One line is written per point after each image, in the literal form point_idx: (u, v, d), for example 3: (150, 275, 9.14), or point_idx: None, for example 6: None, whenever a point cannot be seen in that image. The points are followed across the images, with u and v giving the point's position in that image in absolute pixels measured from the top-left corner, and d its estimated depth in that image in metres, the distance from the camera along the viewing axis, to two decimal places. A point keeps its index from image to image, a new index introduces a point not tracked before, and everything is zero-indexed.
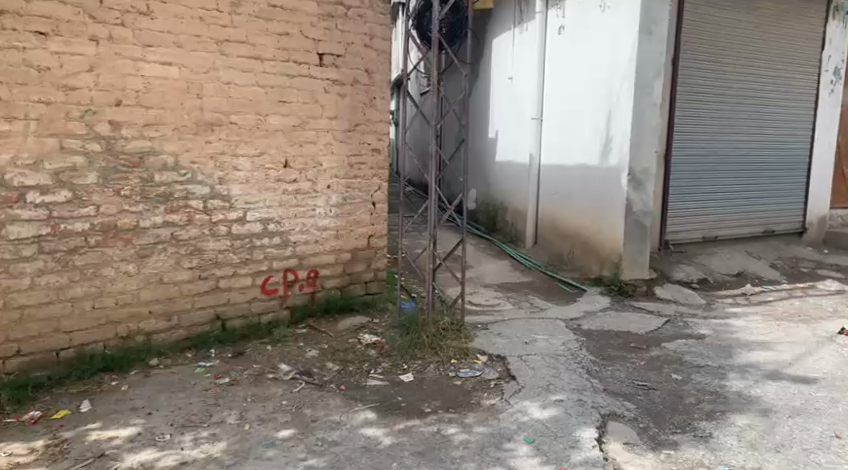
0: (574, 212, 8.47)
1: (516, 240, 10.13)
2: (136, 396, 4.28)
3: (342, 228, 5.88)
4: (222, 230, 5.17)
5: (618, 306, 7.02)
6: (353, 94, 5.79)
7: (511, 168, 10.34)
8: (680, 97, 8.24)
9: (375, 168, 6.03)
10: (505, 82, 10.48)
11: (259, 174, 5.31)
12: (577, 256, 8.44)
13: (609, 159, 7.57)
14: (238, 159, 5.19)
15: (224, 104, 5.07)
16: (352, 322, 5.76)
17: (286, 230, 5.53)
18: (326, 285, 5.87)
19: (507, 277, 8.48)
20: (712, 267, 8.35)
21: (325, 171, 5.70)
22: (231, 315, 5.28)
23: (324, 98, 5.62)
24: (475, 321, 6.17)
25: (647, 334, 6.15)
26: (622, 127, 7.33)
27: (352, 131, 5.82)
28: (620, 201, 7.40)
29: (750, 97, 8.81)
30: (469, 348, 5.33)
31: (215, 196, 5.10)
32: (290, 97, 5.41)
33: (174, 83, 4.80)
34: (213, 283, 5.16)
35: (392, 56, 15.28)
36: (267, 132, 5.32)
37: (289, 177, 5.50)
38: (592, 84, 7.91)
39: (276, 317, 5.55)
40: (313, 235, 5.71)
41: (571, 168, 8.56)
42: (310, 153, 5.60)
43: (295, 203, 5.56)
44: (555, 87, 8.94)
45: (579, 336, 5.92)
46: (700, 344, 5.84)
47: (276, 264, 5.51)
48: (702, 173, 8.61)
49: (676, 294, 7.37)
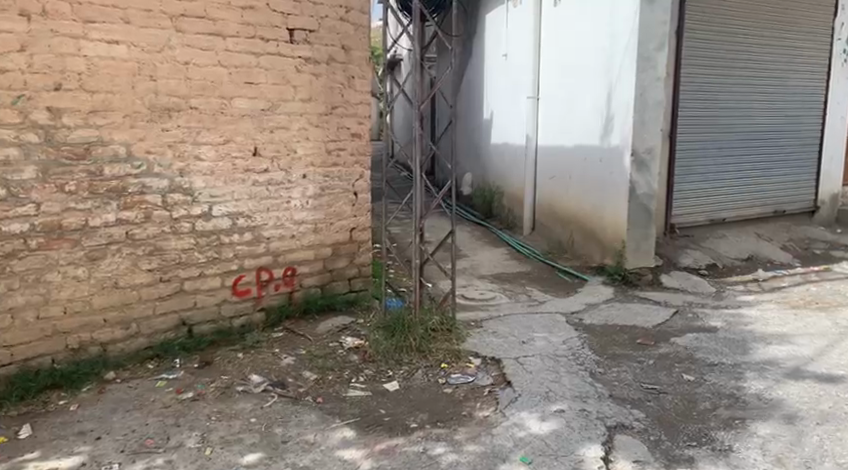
0: (575, 195, 7.97)
1: (513, 226, 9.63)
2: (84, 418, 3.81)
3: (320, 220, 5.42)
4: (185, 227, 4.69)
5: (622, 297, 6.55)
6: (328, 73, 5.31)
7: (508, 150, 9.82)
8: (685, 71, 7.70)
9: (356, 154, 5.57)
10: (499, 59, 9.96)
11: (226, 164, 4.84)
12: (578, 243, 7.95)
13: (611, 139, 7.06)
14: (201, 148, 4.71)
15: (182, 87, 4.57)
16: (334, 323, 5.30)
17: (259, 224, 5.06)
18: (305, 284, 5.41)
19: (503, 267, 8.01)
20: (720, 251, 7.87)
21: (300, 158, 5.24)
22: (198, 320, 4.81)
23: (295, 79, 5.13)
24: (468, 318, 5.70)
25: (655, 328, 5.68)
26: (625, 104, 6.79)
27: (328, 115, 5.36)
28: (623, 184, 6.89)
29: (759, 69, 8.29)
30: (460, 350, 4.87)
31: (175, 190, 4.62)
32: (257, 77, 4.93)
33: (123, 64, 4.30)
34: (176, 286, 4.68)
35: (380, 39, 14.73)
36: (233, 117, 4.84)
37: (260, 167, 5.02)
38: (592, 59, 7.37)
39: (249, 321, 5.07)
40: (289, 230, 5.24)
41: (570, 149, 8.05)
42: (282, 140, 5.12)
43: (267, 195, 5.09)
44: (552, 63, 8.40)
45: (581, 332, 5.45)
46: (712, 338, 5.38)
47: (248, 262, 5.04)
48: (709, 152, 8.10)
49: (684, 282, 6.89)
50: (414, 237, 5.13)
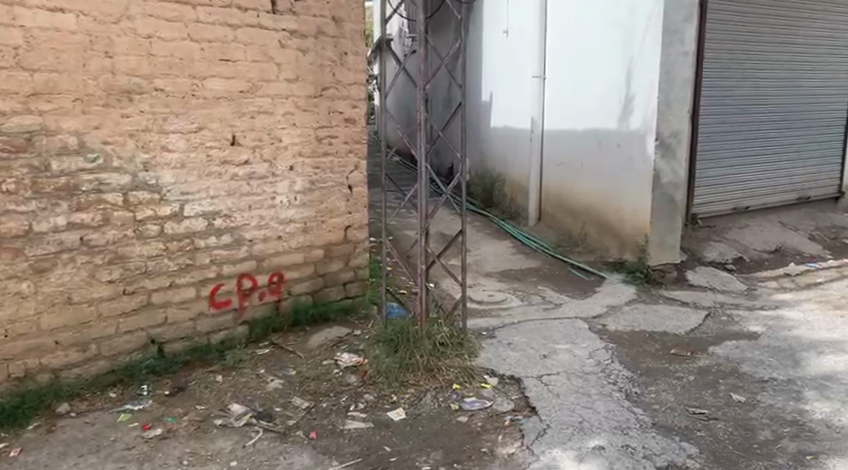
0: (587, 184, 7.32)
1: (517, 216, 8.97)
2: (27, 467, 3.15)
3: (310, 219, 4.76)
4: (152, 230, 4.01)
5: (646, 297, 5.92)
6: (317, 49, 4.65)
7: (510, 135, 9.15)
8: (708, 46, 7.01)
9: (350, 142, 4.91)
10: (500, 36, 9.24)
11: (199, 155, 4.16)
12: (592, 236, 7.32)
13: (632, 122, 6.39)
14: (169, 137, 4.02)
15: (145, 66, 3.87)
16: (328, 336, 4.64)
17: (239, 225, 4.40)
18: (294, 291, 4.75)
19: (510, 263, 7.37)
20: (746, 243, 7.26)
21: (285, 148, 4.57)
22: (170, 338, 4.14)
23: (278, 56, 4.46)
24: (478, 326, 5.07)
25: (688, 335, 5.07)
26: (648, 81, 6.12)
27: (317, 97, 4.69)
28: (646, 171, 6.22)
29: (786, 44, 7.63)
30: (473, 367, 4.24)
31: (140, 187, 3.94)
32: (234, 54, 4.25)
33: (70, 37, 3.59)
34: (144, 298, 4.01)
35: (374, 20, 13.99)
36: (207, 101, 4.16)
37: (239, 158, 4.35)
38: (609, 33, 6.69)
39: (229, 336, 4.40)
40: (274, 230, 4.58)
41: (581, 133, 7.37)
42: (265, 126, 4.45)
43: (249, 191, 4.42)
44: (561, 40, 7.71)
45: (607, 342, 4.84)
46: (755, 346, 4.76)
47: (228, 269, 4.37)
48: (732, 135, 7.43)
49: (712, 279, 6.27)
50: (419, 237, 4.46)
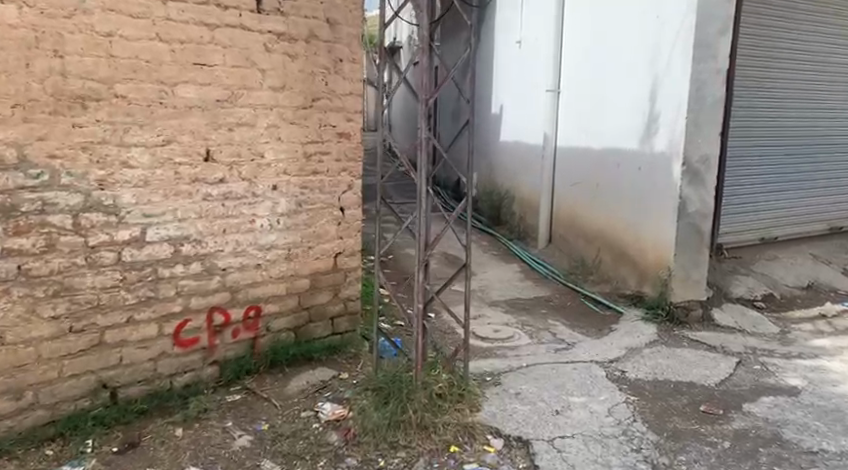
0: (604, 207, 6.74)
1: (526, 238, 8.40)
2: None
3: (295, 244, 4.21)
4: (107, 258, 3.46)
5: (668, 339, 5.34)
6: (308, 54, 4.13)
7: (520, 150, 8.58)
8: (742, 62, 6.40)
9: (343, 160, 4.37)
10: (512, 46, 8.70)
11: (166, 172, 3.62)
12: (607, 265, 6.72)
13: (657, 142, 5.81)
14: (130, 151, 3.48)
15: (103, 68, 3.35)
16: (309, 380, 4.08)
17: (211, 252, 3.85)
18: (273, 326, 4.19)
19: (518, 291, 6.80)
20: (775, 278, 6.68)
21: (268, 165, 4.04)
22: (124, 382, 3.59)
23: (263, 61, 3.93)
24: (482, 369, 4.49)
25: (719, 387, 4.48)
26: (676, 98, 5.55)
27: (307, 108, 4.16)
28: (671, 198, 5.65)
29: (825, 62, 7.02)
30: (474, 424, 3.67)
31: (93, 207, 3.40)
32: (211, 57, 3.72)
33: (12, 32, 3.09)
34: (95, 337, 3.46)
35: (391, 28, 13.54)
36: (178, 110, 3.63)
37: (213, 176, 3.81)
38: (634, 45, 6.13)
39: (195, 379, 3.85)
40: (253, 258, 4.03)
41: (599, 152, 6.80)
42: (245, 140, 3.92)
43: (224, 213, 3.87)
44: (579, 51, 7.16)
45: (628, 394, 4.26)
46: (797, 406, 4.17)
47: (196, 302, 3.82)
48: (763, 159, 6.80)
49: (740, 320, 5.69)
50: (416, 272, 3.86)
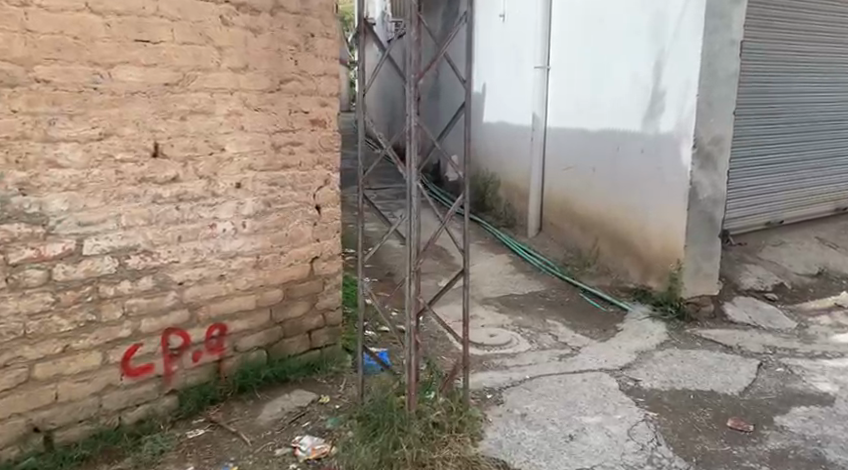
0: (602, 193, 6.25)
1: (514, 225, 7.89)
2: None
3: (264, 250, 3.67)
4: (34, 277, 2.87)
5: (680, 339, 4.87)
6: (274, 29, 3.56)
7: (506, 132, 8.04)
8: (755, 32, 5.84)
9: (318, 151, 3.85)
10: (496, 20, 8.11)
11: (104, 171, 3.03)
12: (606, 255, 6.24)
13: (664, 123, 5.31)
14: (58, 147, 2.88)
15: (20, 46, 2.74)
16: (284, 407, 3.55)
17: (164, 264, 3.28)
18: (242, 345, 3.64)
19: (510, 285, 6.32)
20: (784, 266, 6.25)
21: (230, 160, 3.47)
22: (62, 424, 3.02)
23: (220, 37, 3.36)
24: (480, 383, 3.99)
25: (745, 397, 4.02)
26: (686, 74, 5.04)
27: (274, 92, 3.60)
28: (680, 184, 5.16)
29: (836, 32, 6.51)
30: (478, 458, 3.15)
31: (13, 216, 2.80)
32: (157, 32, 3.13)
33: None
34: (22, 372, 2.88)
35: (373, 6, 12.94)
36: (117, 97, 3.03)
37: (164, 174, 3.24)
38: (637, 16, 5.61)
39: (149, 413, 3.28)
40: (215, 268, 3.48)
41: (595, 134, 6.29)
42: (202, 130, 3.35)
43: (179, 217, 3.31)
44: (571, 24, 6.61)
45: (646, 410, 3.79)
46: (836, 419, 3.72)
47: (147, 323, 3.25)
48: (772, 137, 6.27)
49: (754, 315, 5.24)
50: (406, 284, 3.32)
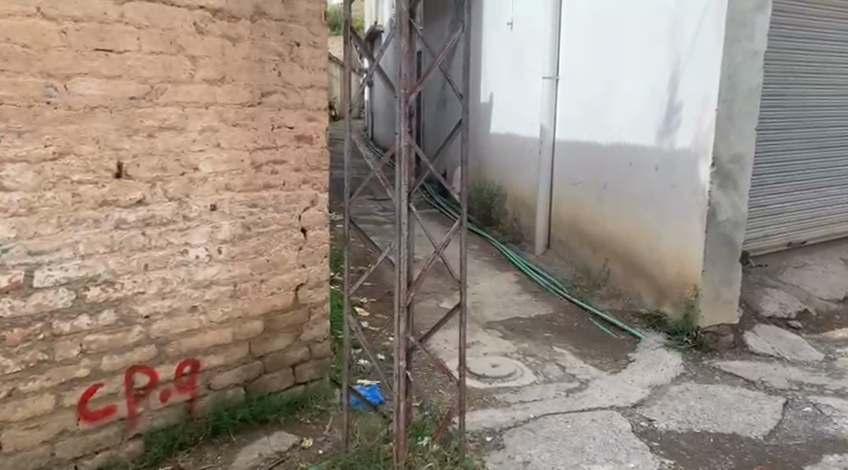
0: (613, 211, 5.91)
1: (521, 241, 7.56)
2: None
3: (243, 278, 3.36)
4: None
5: (697, 372, 4.51)
6: (255, 37, 3.26)
7: (513, 144, 7.71)
8: (779, 41, 5.49)
9: (304, 170, 3.54)
10: (504, 28, 7.79)
11: (59, 194, 2.73)
12: (617, 277, 5.89)
13: (681, 138, 4.97)
14: (5, 168, 2.58)
15: None
16: (261, 451, 3.23)
17: (128, 295, 2.97)
18: (217, 383, 3.33)
19: (515, 307, 5.97)
20: (808, 290, 5.87)
21: (205, 180, 3.17)
22: None
23: (193, 45, 3.06)
24: (479, 424, 3.65)
25: (771, 441, 3.65)
26: (704, 86, 4.70)
27: (254, 106, 3.29)
28: (696, 204, 4.81)
29: None
30: None
31: None
32: (120, 39, 2.83)
33: None
34: None
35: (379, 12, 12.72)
36: (74, 112, 2.73)
37: (129, 196, 2.93)
38: (652, 23, 5.29)
39: (109, 461, 2.98)
40: (186, 299, 3.17)
41: (606, 148, 5.96)
42: (172, 147, 3.05)
43: (145, 244, 3.00)
44: (581, 32, 6.29)
45: (662, 457, 3.43)
46: None
47: (109, 361, 2.94)
48: (794, 152, 5.89)
49: (777, 345, 4.87)
50: (396, 324, 2.99)
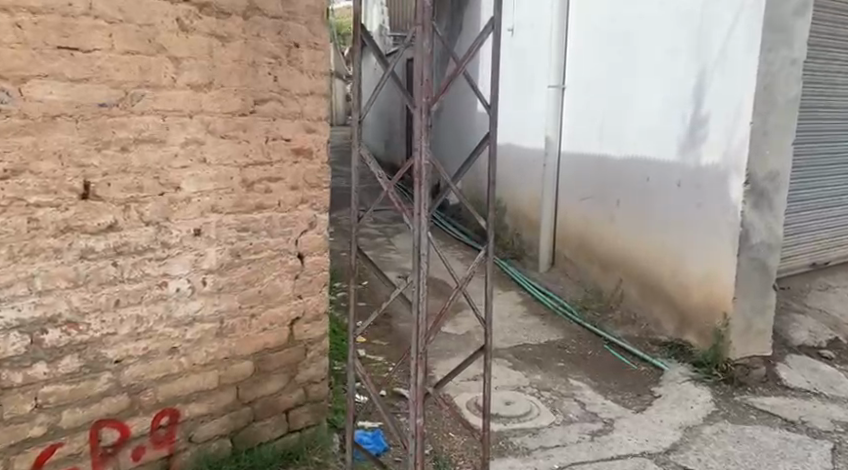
0: (628, 229, 5.52)
1: (523, 258, 7.12)
2: None
3: (230, 314, 2.91)
4: None
5: (730, 410, 4.11)
6: (248, 35, 2.82)
7: (515, 155, 7.30)
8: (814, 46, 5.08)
9: (302, 188, 3.10)
10: (505, 33, 7.40)
11: (11, 219, 2.29)
12: (632, 300, 5.48)
13: (708, 153, 4.58)
14: None
15: None
16: None
17: (95, 338, 2.52)
18: (199, 435, 2.89)
19: (523, 330, 5.55)
20: (836, 315, 5.47)
21: (188, 201, 2.73)
22: None
23: (176, 45, 2.62)
24: None
25: None
26: (737, 97, 4.33)
27: (246, 115, 2.86)
28: (727, 224, 4.43)
29: None
30: None
31: None
32: (88, 34, 2.39)
33: None
34: None
35: (373, 15, 12.31)
36: (31, 122, 2.30)
37: (98, 220, 2.49)
38: (674, 28, 4.91)
39: None
40: (164, 340, 2.72)
41: (621, 161, 5.56)
42: (150, 163, 2.60)
43: (117, 277, 2.56)
44: (591, 37, 5.91)
45: None
46: None
47: (69, 415, 2.50)
48: (827, 166, 5.46)
49: (814, 379, 4.48)
50: (413, 371, 2.57)
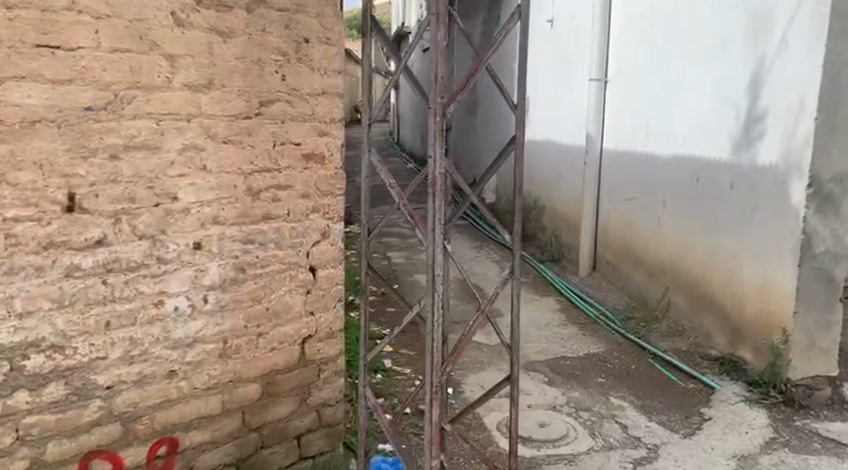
0: (675, 233, 5.13)
1: (563, 261, 6.77)
2: None
3: (235, 334, 2.68)
4: None
5: (791, 436, 3.72)
6: (252, 30, 2.58)
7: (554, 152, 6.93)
8: None
9: (313, 195, 2.85)
10: (545, 24, 7.03)
11: None
12: (680, 310, 5.10)
13: (766, 151, 4.18)
14: None
15: None
16: None
17: (83, 363, 2.32)
18: (201, 464, 2.67)
19: (561, 340, 5.21)
20: None
21: (186, 213, 2.50)
22: None
23: (171, 42, 2.39)
24: None
25: None
26: (798, 90, 3.92)
27: (251, 118, 2.62)
28: (787, 231, 4.02)
29: None
30: None
31: None
32: (71, 31, 2.17)
33: None
34: None
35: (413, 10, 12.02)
36: (7, 129, 2.09)
37: (84, 235, 2.27)
38: (726, 15, 4.50)
39: None
40: (161, 363, 2.50)
41: (668, 160, 5.17)
42: (142, 170, 2.38)
43: (106, 296, 2.34)
44: (636, 27, 5.51)
45: None
46: None
47: (55, 447, 2.30)
48: None
49: None
50: (429, 406, 2.34)
